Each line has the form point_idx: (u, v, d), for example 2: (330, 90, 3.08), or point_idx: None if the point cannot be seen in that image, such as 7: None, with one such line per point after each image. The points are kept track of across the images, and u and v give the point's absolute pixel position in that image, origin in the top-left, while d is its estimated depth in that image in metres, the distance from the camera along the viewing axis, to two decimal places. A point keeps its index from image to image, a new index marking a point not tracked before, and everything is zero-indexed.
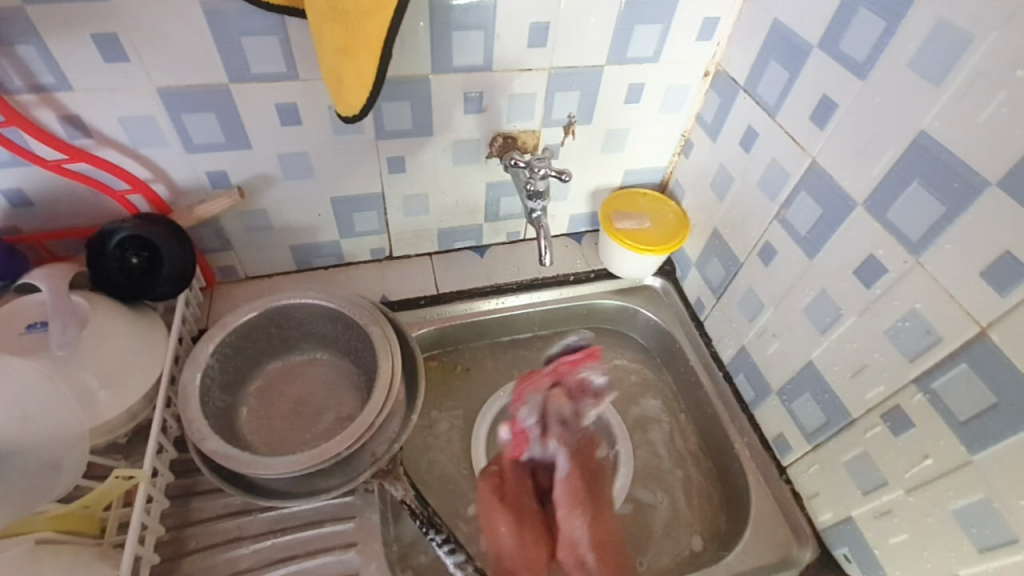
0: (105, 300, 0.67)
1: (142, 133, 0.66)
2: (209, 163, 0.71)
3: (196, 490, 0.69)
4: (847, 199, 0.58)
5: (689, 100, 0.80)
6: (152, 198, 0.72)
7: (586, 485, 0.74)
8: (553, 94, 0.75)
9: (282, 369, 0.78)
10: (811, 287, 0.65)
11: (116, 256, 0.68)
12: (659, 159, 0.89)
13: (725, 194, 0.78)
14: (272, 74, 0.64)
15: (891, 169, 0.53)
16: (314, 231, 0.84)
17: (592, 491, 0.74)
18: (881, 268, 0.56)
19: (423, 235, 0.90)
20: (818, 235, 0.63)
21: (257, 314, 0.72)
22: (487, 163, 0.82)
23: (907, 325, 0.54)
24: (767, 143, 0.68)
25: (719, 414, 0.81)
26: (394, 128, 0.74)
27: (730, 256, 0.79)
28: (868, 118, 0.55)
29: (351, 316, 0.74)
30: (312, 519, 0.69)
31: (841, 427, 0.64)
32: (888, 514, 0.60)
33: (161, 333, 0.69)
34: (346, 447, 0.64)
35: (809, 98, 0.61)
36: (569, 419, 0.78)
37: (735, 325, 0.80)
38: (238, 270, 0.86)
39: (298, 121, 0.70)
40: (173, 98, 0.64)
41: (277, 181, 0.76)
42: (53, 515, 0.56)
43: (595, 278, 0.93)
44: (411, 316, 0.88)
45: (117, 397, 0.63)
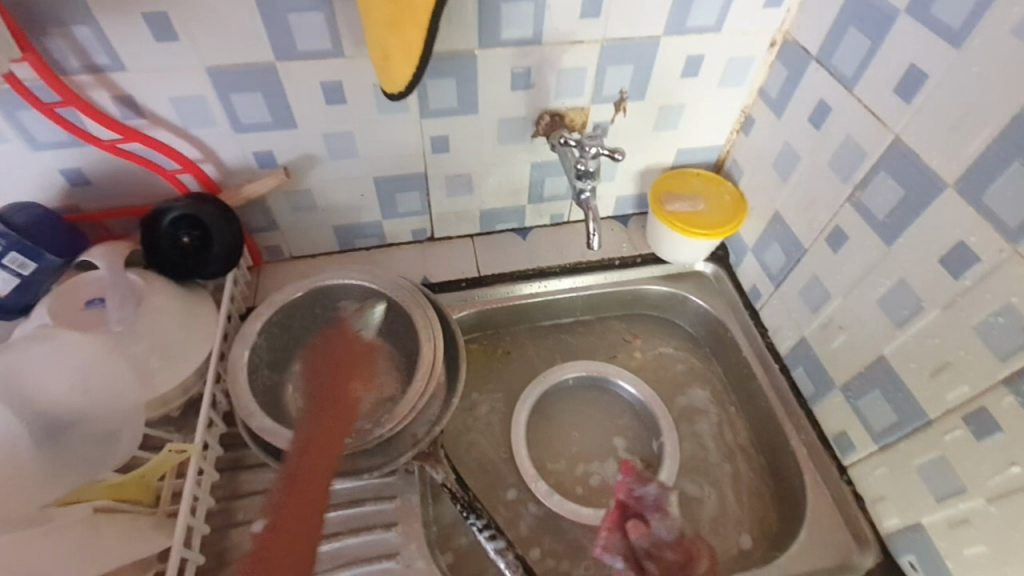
0: (158, 277, 0.68)
1: (192, 112, 0.67)
2: (256, 142, 0.71)
3: (243, 464, 0.71)
4: (934, 180, 0.53)
5: (752, 74, 0.74)
6: (202, 177, 0.73)
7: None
8: (605, 69, 0.71)
9: (322, 338, 0.76)
10: (887, 277, 0.59)
11: (168, 234, 0.69)
12: (716, 139, 0.83)
13: (789, 175, 0.72)
14: (317, 51, 0.63)
15: (990, 146, 0.47)
16: (358, 210, 0.84)
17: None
18: (971, 257, 0.50)
19: (466, 216, 0.88)
20: (898, 220, 0.57)
21: (302, 295, 0.73)
22: (533, 142, 0.79)
23: (1000, 321, 0.49)
24: (841, 119, 0.63)
25: (774, 408, 0.77)
26: (439, 106, 0.72)
27: (793, 242, 0.74)
28: (963, 89, 0.49)
29: (393, 299, 0.75)
30: (354, 497, 0.69)
31: (915, 429, 0.59)
32: (965, 524, 0.55)
33: (211, 311, 0.70)
34: (386, 429, 0.66)
35: (894, 68, 0.55)
36: (644, 554, 0.71)
37: (794, 315, 0.75)
38: (285, 250, 0.87)
39: (343, 100, 0.69)
40: (221, 77, 0.64)
41: (322, 161, 0.75)
42: (112, 484, 0.58)
43: (642, 263, 0.89)
44: (452, 298, 0.87)
45: (172, 372, 0.64)
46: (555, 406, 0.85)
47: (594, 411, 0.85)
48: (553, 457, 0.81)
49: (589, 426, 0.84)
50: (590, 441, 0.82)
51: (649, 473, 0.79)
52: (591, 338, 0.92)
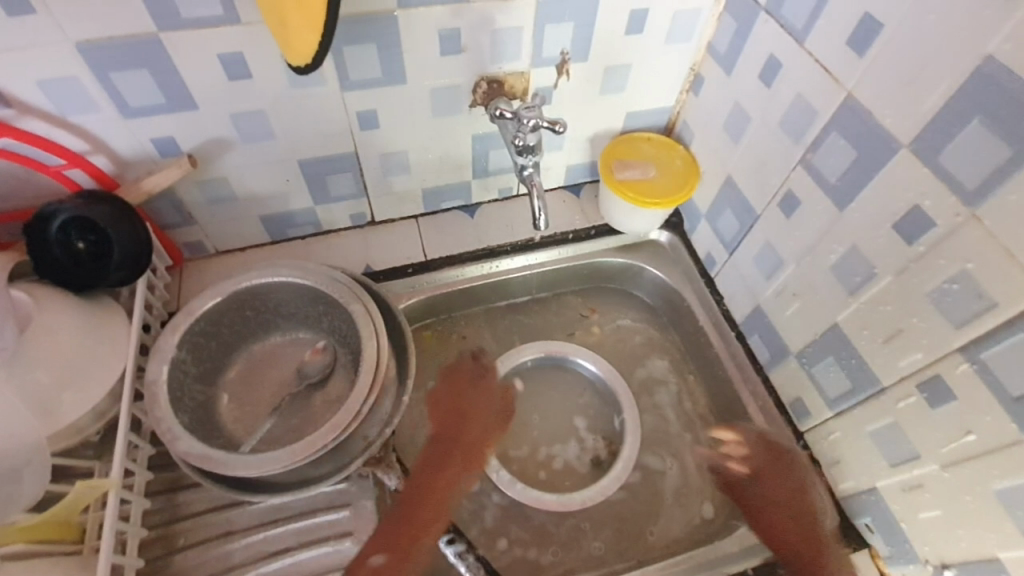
0: (52, 292, 0.60)
1: (68, 98, 0.57)
2: (153, 129, 0.62)
3: (181, 484, 0.65)
4: (889, 140, 0.50)
5: (699, 27, 0.69)
6: (93, 172, 0.63)
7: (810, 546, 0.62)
8: (543, 28, 0.65)
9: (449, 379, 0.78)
10: (839, 244, 0.57)
11: (59, 241, 0.60)
12: (665, 100, 0.79)
13: (741, 137, 0.69)
14: (207, 18, 0.54)
15: (947, 103, 0.45)
16: (284, 198, 0.76)
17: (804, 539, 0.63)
18: (926, 222, 0.48)
19: (406, 196, 0.82)
20: (851, 183, 0.55)
21: (224, 296, 0.66)
22: (471, 112, 0.72)
23: (954, 289, 0.47)
24: (792, 76, 0.59)
25: (731, 376, 0.76)
26: (361, 77, 0.64)
27: (745, 208, 0.71)
28: (917, 41, 0.46)
29: (331, 294, 0.68)
30: (304, 509, 0.65)
31: (869, 395, 0.58)
32: (919, 489, 0.55)
33: (120, 320, 0.64)
34: (333, 439, 0.59)
35: (845, 18, 0.51)
36: None
37: (749, 282, 0.74)
38: (207, 245, 0.79)
39: (248, 74, 0.60)
40: (96, 54, 0.54)
41: (234, 145, 0.67)
42: (26, 526, 0.52)
43: (596, 235, 0.86)
44: (399, 286, 0.81)
45: (81, 394, 0.58)
46: (516, 387, 0.82)
47: (554, 390, 0.83)
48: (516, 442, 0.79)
49: (547, 407, 0.81)
50: (552, 422, 0.80)
51: (612, 451, 0.78)
52: (547, 316, 0.88)
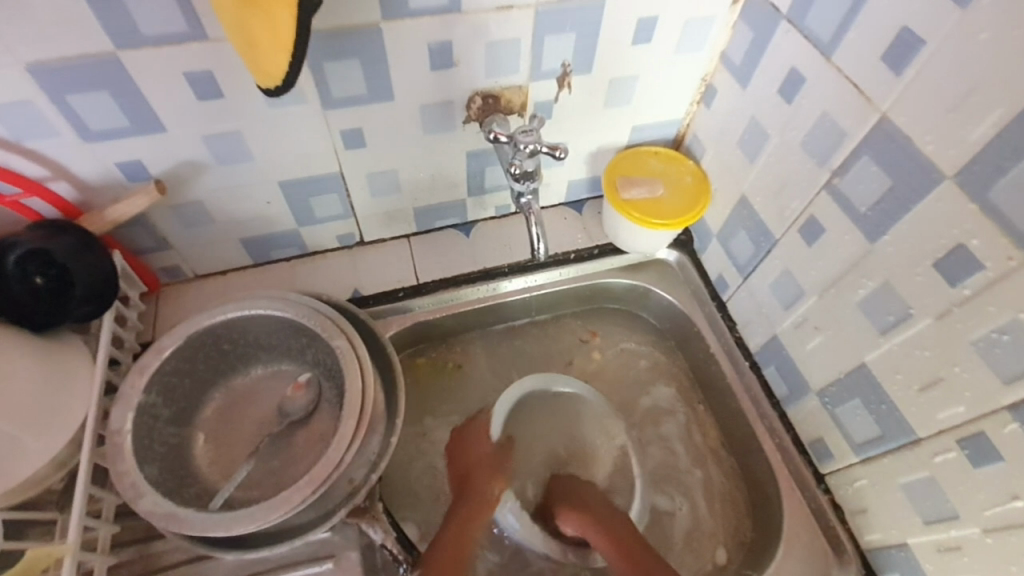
0: (8, 332, 0.55)
1: (21, 122, 0.52)
2: (117, 153, 0.57)
3: (153, 533, 0.61)
4: (930, 170, 0.44)
5: (712, 36, 0.64)
6: (53, 200, 0.59)
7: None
8: (542, 39, 0.59)
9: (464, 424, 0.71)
10: (869, 280, 0.52)
11: (16, 276, 0.55)
12: (674, 112, 0.73)
13: (757, 155, 0.63)
14: (171, 35, 0.49)
15: (1001, 132, 0.39)
16: (265, 221, 0.71)
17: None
18: (973, 264, 0.43)
19: (397, 216, 0.77)
20: (884, 214, 0.49)
21: (192, 334, 0.61)
22: (464, 129, 0.67)
23: (1004, 340, 0.42)
24: (817, 93, 0.53)
25: (745, 410, 0.71)
26: (344, 95, 0.59)
27: (762, 232, 0.66)
28: (967, 61, 0.40)
29: (312, 328, 0.63)
30: (285, 561, 0.61)
31: (900, 445, 0.53)
32: (957, 551, 0.51)
33: (85, 358, 0.59)
34: (313, 492, 0.54)
35: (880, 32, 0.46)
36: None
37: (766, 311, 0.68)
38: (185, 270, 0.74)
39: (219, 94, 0.55)
40: (49, 76, 0.49)
41: (208, 168, 0.62)
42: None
43: (600, 254, 0.80)
44: (389, 312, 0.76)
45: (43, 443, 0.53)
46: None
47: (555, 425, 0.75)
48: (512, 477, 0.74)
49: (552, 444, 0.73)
50: (552, 457, 0.73)
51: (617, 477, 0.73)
52: (546, 341, 0.83)
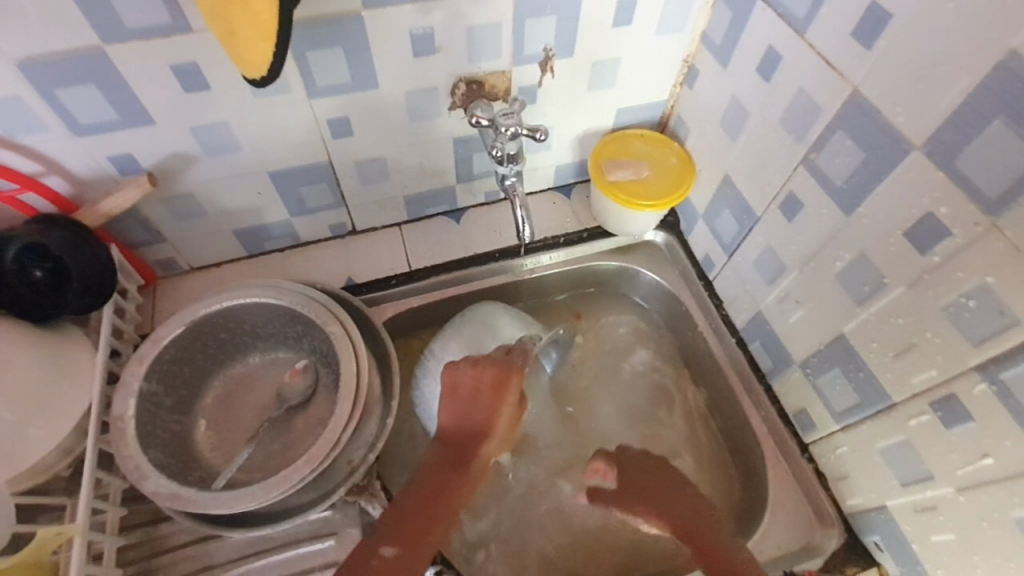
0: (9, 324, 0.57)
1: (12, 118, 0.53)
2: (108, 147, 0.58)
3: (159, 516, 0.63)
4: (900, 141, 0.46)
5: (692, 17, 0.65)
6: (49, 195, 0.60)
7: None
8: (523, 23, 0.60)
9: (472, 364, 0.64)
10: (846, 252, 0.53)
11: (14, 270, 0.56)
12: (658, 94, 0.74)
13: (739, 134, 0.64)
14: (156, 27, 0.50)
15: (965, 102, 0.40)
16: (257, 211, 0.72)
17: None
18: (942, 231, 0.44)
19: (387, 204, 0.78)
20: (858, 187, 0.50)
21: (191, 322, 0.62)
22: (450, 115, 0.68)
23: (971, 305, 0.44)
24: (793, 70, 0.54)
25: (732, 385, 0.72)
26: (329, 84, 0.60)
27: (744, 209, 0.67)
28: (932, 33, 0.41)
29: (307, 315, 0.64)
30: (288, 540, 0.63)
31: (877, 411, 0.55)
32: (932, 510, 0.52)
33: (85, 349, 0.60)
34: (312, 471, 0.56)
35: (851, 7, 0.47)
36: None
37: (750, 287, 0.70)
38: (180, 262, 0.75)
39: (206, 86, 0.56)
40: (38, 71, 0.50)
41: (198, 160, 0.63)
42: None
43: (589, 238, 0.82)
44: (382, 299, 0.77)
45: (48, 431, 0.55)
46: None
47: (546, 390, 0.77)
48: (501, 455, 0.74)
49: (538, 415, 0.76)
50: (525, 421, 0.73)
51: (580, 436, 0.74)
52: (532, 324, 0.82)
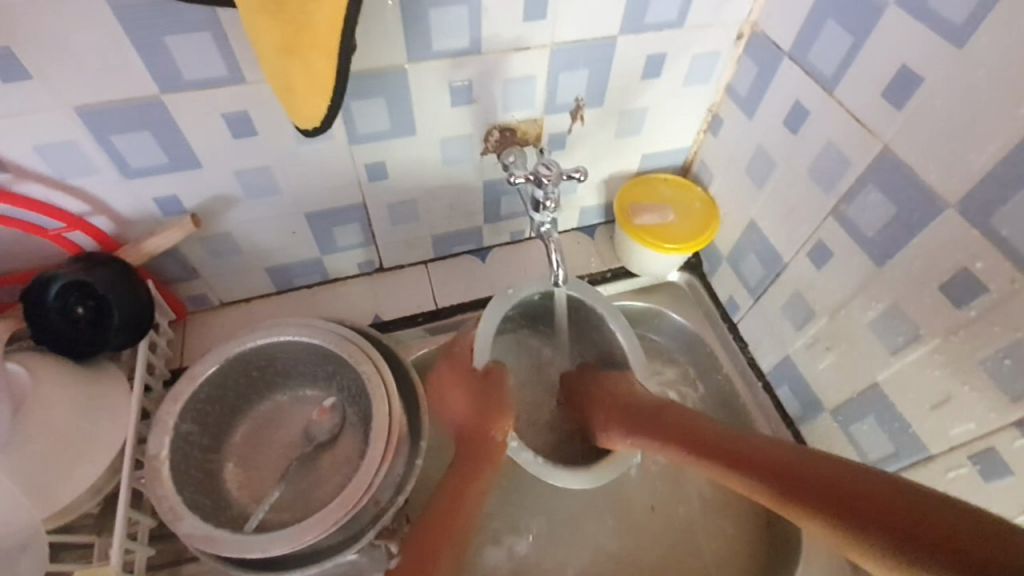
0: (49, 361, 0.57)
1: (67, 162, 0.55)
2: (154, 188, 0.60)
3: (185, 557, 0.63)
4: (932, 198, 0.47)
5: (718, 69, 0.67)
6: (94, 234, 0.61)
7: (907, 513, 0.40)
8: (557, 76, 0.62)
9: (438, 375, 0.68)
10: (878, 301, 0.54)
11: (56, 307, 0.58)
12: (682, 140, 0.76)
13: (766, 181, 0.66)
14: (210, 78, 0.52)
15: (1000, 163, 0.42)
16: (290, 249, 0.73)
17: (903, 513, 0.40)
18: (977, 287, 0.45)
19: (416, 243, 0.79)
20: (889, 239, 0.51)
21: (228, 360, 0.63)
22: (482, 160, 0.70)
23: (1009, 362, 0.45)
24: (821, 123, 0.56)
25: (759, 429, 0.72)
26: (370, 131, 0.62)
27: (771, 254, 0.68)
28: (962, 96, 0.43)
29: (338, 353, 0.65)
30: None
31: (914, 460, 0.56)
32: None
33: (121, 385, 0.61)
34: (344, 514, 0.55)
35: (881, 69, 0.49)
36: None
37: (776, 331, 0.70)
38: (211, 297, 0.76)
39: (252, 132, 0.58)
40: (96, 118, 0.52)
41: (239, 202, 0.65)
42: None
43: (613, 277, 0.83)
44: (410, 337, 0.78)
45: (81, 470, 0.55)
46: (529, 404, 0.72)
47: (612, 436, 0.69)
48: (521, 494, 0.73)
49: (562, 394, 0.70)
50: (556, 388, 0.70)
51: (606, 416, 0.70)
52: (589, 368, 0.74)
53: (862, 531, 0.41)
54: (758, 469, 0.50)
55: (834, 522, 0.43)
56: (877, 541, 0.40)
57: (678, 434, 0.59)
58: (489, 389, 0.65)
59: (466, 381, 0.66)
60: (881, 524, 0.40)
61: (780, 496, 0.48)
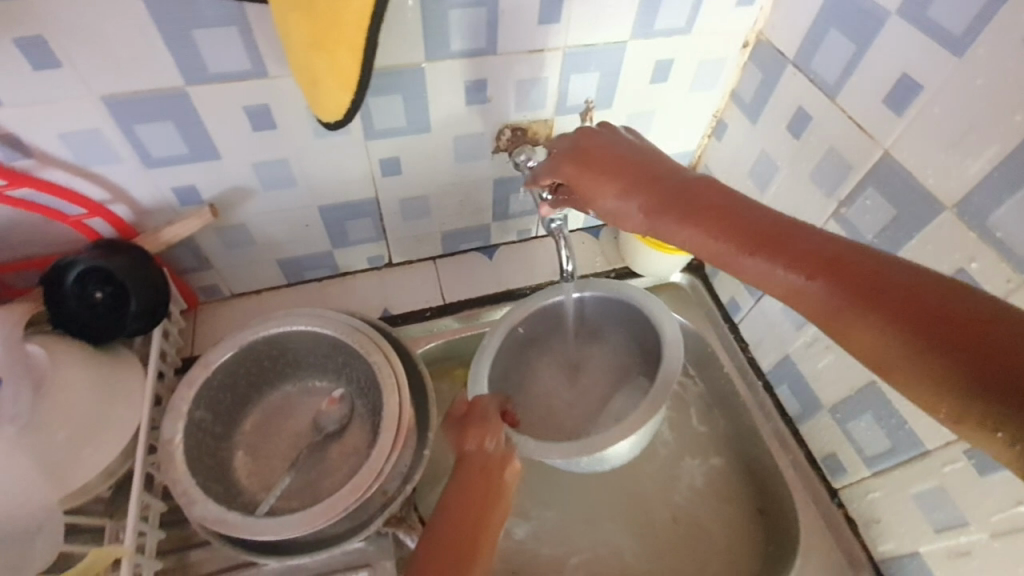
0: (68, 345, 0.59)
1: (90, 149, 0.56)
2: (173, 178, 0.62)
3: (193, 542, 0.64)
4: (930, 201, 0.49)
5: (724, 75, 0.69)
6: (113, 222, 0.63)
7: (971, 329, 0.32)
8: (569, 77, 0.64)
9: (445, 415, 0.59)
10: None
11: (75, 292, 0.60)
12: (686, 144, 0.78)
13: (768, 185, 0.68)
14: (235, 71, 0.54)
15: (996, 167, 0.44)
16: (303, 243, 0.75)
17: (979, 326, 0.32)
18: (973, 286, 0.47)
19: (425, 239, 0.81)
20: (889, 241, 0.53)
21: (241, 348, 0.65)
22: (493, 158, 0.72)
23: None
24: (823, 129, 0.58)
25: (758, 427, 0.73)
26: (385, 127, 0.63)
27: None
28: (960, 104, 0.45)
29: (349, 344, 0.66)
30: (321, 571, 0.63)
31: (910, 456, 0.57)
32: (966, 556, 0.55)
33: (135, 371, 0.62)
34: (354, 501, 0.56)
35: (882, 76, 0.51)
36: None
37: (777, 331, 0.72)
38: (222, 289, 0.78)
39: (272, 125, 0.60)
40: (121, 107, 0.54)
41: (255, 193, 0.66)
42: None
43: (617, 277, 0.84)
44: (416, 330, 0.80)
45: (94, 452, 0.56)
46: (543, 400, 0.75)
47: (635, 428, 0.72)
48: (524, 487, 0.74)
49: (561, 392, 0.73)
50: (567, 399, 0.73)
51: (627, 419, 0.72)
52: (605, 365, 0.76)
53: (952, 367, 0.32)
54: (835, 278, 0.37)
55: (940, 363, 0.32)
56: (956, 388, 0.31)
57: (710, 218, 0.44)
58: (478, 414, 0.56)
59: (456, 419, 0.57)
60: (969, 358, 0.31)
61: (828, 288, 0.37)
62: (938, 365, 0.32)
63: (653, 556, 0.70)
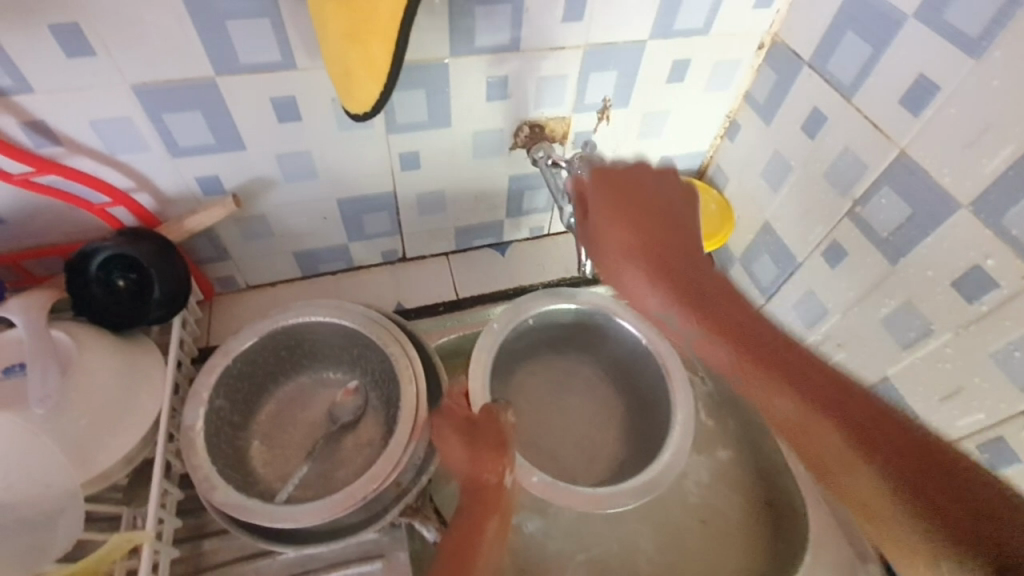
0: (90, 331, 0.59)
1: (118, 137, 0.57)
2: (197, 168, 0.62)
3: (208, 531, 0.64)
4: (945, 200, 0.50)
5: (738, 77, 0.70)
6: (136, 210, 0.63)
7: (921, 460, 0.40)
8: (588, 76, 0.65)
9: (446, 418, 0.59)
10: (891, 298, 0.57)
11: (99, 278, 0.61)
12: (699, 145, 0.79)
13: (782, 185, 0.69)
14: (265, 63, 0.55)
15: (1012, 166, 0.45)
16: (320, 236, 0.76)
17: (925, 465, 0.40)
18: (988, 282, 0.48)
19: (439, 234, 0.82)
20: (903, 239, 0.54)
21: (260, 338, 0.65)
22: (510, 154, 0.73)
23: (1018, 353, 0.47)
24: (838, 129, 0.59)
25: (768, 425, 0.74)
26: (408, 121, 0.64)
27: (785, 255, 0.71)
28: (977, 104, 0.46)
29: (367, 335, 0.67)
30: (336, 560, 0.63)
31: None
32: None
33: (155, 359, 0.62)
34: (372, 489, 0.57)
35: (899, 78, 0.52)
36: None
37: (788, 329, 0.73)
38: (238, 280, 0.78)
39: (297, 117, 0.60)
40: (152, 96, 0.54)
41: (277, 184, 0.67)
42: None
43: None
44: (429, 325, 0.80)
45: (116, 438, 0.56)
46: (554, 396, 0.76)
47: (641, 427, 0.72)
48: None
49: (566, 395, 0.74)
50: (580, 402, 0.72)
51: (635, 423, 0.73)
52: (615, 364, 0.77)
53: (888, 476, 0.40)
54: (806, 394, 0.45)
55: (877, 474, 0.40)
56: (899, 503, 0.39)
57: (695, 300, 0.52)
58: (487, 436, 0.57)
59: (464, 427, 0.58)
60: (914, 484, 0.39)
61: (818, 417, 0.44)
62: (880, 457, 0.40)
63: (664, 550, 0.70)
